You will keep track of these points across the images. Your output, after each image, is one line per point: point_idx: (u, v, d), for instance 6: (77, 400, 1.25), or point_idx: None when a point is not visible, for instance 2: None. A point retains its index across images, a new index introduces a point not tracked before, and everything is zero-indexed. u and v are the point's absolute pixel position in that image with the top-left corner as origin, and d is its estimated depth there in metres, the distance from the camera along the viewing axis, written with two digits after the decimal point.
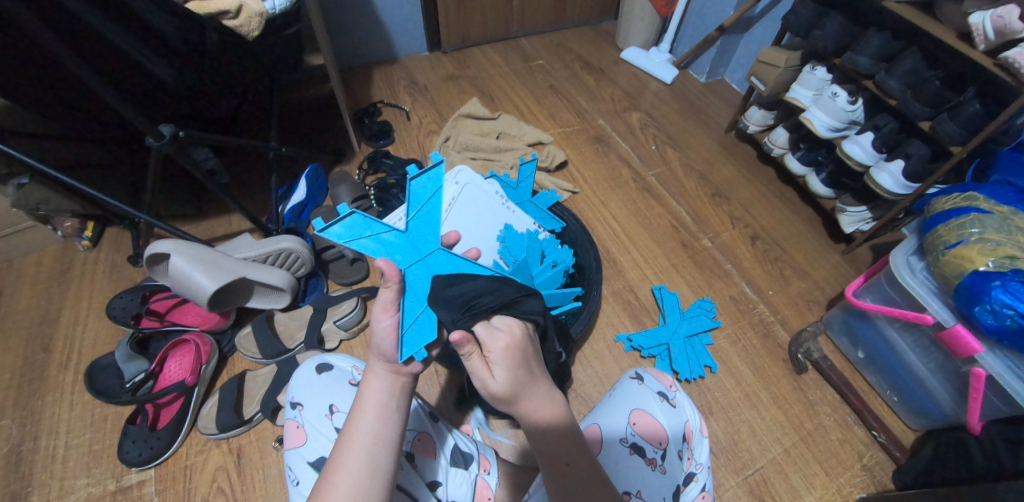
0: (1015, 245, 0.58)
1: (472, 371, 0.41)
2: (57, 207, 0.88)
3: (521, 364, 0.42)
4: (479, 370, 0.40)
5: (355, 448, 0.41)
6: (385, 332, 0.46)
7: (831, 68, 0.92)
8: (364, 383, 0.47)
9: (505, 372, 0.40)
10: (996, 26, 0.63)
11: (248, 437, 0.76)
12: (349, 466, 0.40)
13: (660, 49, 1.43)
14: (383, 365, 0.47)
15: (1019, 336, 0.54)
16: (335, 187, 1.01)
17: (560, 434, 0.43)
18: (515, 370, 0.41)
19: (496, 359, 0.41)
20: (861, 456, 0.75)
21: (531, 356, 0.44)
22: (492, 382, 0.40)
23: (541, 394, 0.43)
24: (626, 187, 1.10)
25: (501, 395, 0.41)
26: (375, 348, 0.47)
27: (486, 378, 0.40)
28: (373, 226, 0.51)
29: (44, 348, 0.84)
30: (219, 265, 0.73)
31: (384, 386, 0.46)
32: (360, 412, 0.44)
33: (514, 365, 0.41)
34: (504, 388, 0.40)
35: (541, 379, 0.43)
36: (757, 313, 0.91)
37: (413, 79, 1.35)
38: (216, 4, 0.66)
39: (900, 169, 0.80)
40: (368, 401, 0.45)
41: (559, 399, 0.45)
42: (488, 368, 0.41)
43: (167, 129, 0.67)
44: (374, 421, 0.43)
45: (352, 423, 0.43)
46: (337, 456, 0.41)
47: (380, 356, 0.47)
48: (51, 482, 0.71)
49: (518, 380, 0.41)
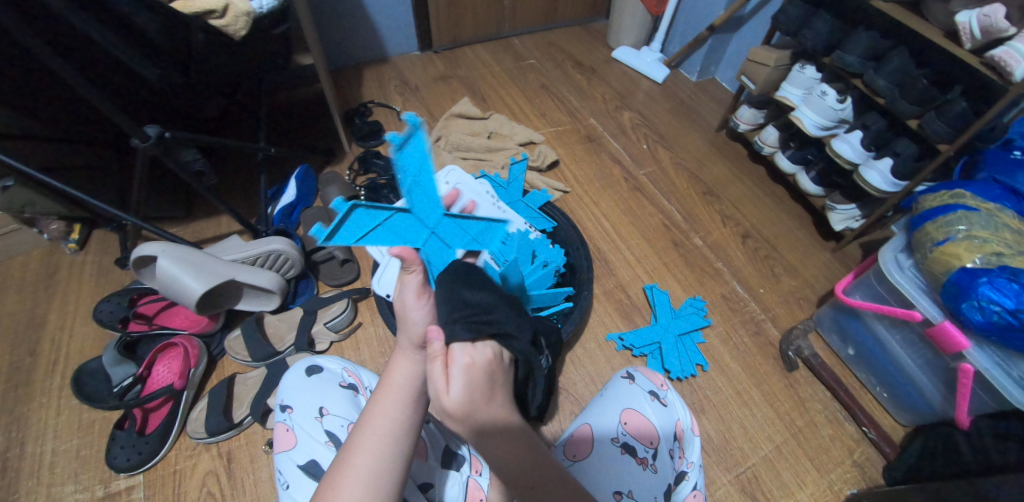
0: (1001, 242, 0.59)
1: (430, 378, 0.38)
2: (42, 209, 0.87)
3: (486, 384, 0.38)
4: (437, 379, 0.37)
5: (378, 432, 0.41)
6: (423, 317, 0.45)
7: (820, 66, 0.92)
8: (392, 361, 0.45)
9: (463, 388, 0.37)
10: (983, 25, 0.64)
11: (238, 441, 0.75)
12: (371, 450, 0.40)
13: (651, 49, 1.43)
14: (410, 343, 0.45)
15: (1006, 333, 0.55)
16: (325, 188, 1.00)
17: (523, 458, 0.40)
18: (475, 388, 0.37)
19: (455, 371, 0.37)
20: (852, 453, 0.75)
21: (500, 379, 0.40)
22: (446, 397, 0.36)
23: (502, 421, 0.38)
24: (617, 186, 1.10)
25: (454, 415, 0.36)
26: (406, 328, 0.45)
27: (441, 391, 0.36)
28: (371, 215, 0.49)
29: (30, 354, 0.82)
30: (208, 267, 0.73)
31: (410, 367, 0.44)
32: (385, 393, 0.43)
33: (476, 384, 0.37)
34: (459, 406, 0.36)
35: (505, 403, 0.39)
36: (748, 311, 0.91)
37: (404, 78, 1.35)
38: (203, 3, 0.65)
39: (888, 168, 0.81)
40: (394, 380, 0.44)
41: (523, 427, 0.41)
42: (446, 380, 0.37)
43: (153, 130, 0.66)
44: (398, 405, 0.42)
45: (377, 404, 0.43)
46: (358, 436, 0.41)
47: (412, 337, 0.45)
48: (38, 489, 0.70)
49: (476, 400, 0.37)
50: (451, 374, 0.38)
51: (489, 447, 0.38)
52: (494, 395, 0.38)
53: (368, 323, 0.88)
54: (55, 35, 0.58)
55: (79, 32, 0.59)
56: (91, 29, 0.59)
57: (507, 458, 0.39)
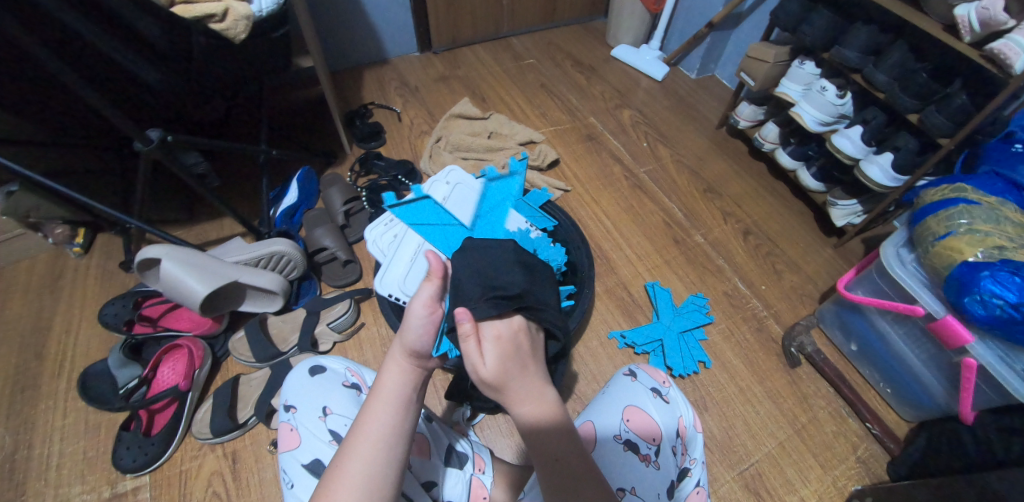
0: (1003, 235, 0.58)
1: (467, 354, 0.44)
2: (47, 214, 0.88)
3: (513, 353, 0.46)
4: (473, 354, 0.43)
5: (370, 439, 0.41)
6: (420, 328, 0.47)
7: (819, 62, 0.92)
8: (384, 369, 0.47)
9: (494, 358, 0.44)
10: (982, 18, 0.64)
11: (243, 441, 0.76)
12: (361, 455, 0.40)
13: (651, 46, 1.43)
14: (404, 351, 0.47)
15: (1009, 326, 0.54)
16: (327, 189, 1.02)
17: (551, 427, 0.44)
18: (504, 357, 0.44)
19: (486, 345, 0.45)
20: (855, 448, 0.75)
21: (525, 348, 0.47)
22: (483, 367, 0.43)
23: (532, 386, 0.44)
24: (618, 184, 1.10)
25: (490, 381, 0.44)
26: (401, 338, 0.47)
27: (478, 364, 0.43)
28: None
29: (36, 357, 0.83)
30: (212, 269, 0.73)
31: (400, 375, 0.46)
32: (376, 402, 0.44)
33: (503, 354, 0.45)
34: (494, 373, 0.43)
35: (534, 372, 0.45)
36: (750, 307, 0.91)
37: (404, 80, 1.35)
38: (202, 7, 0.64)
39: (889, 162, 0.81)
40: (385, 387, 0.45)
41: (554, 397, 0.45)
42: (480, 354, 0.44)
43: (155, 133, 0.66)
44: (390, 412, 0.43)
45: (365, 413, 0.43)
46: (352, 444, 0.41)
47: (405, 347, 0.47)
48: (46, 490, 0.70)
49: (506, 367, 0.44)
50: (482, 347, 0.45)
51: (521, 410, 0.44)
52: (524, 362, 0.45)
53: (371, 324, 0.88)
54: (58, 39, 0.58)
55: (79, 36, 0.60)
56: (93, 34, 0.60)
57: (537, 424, 0.43)
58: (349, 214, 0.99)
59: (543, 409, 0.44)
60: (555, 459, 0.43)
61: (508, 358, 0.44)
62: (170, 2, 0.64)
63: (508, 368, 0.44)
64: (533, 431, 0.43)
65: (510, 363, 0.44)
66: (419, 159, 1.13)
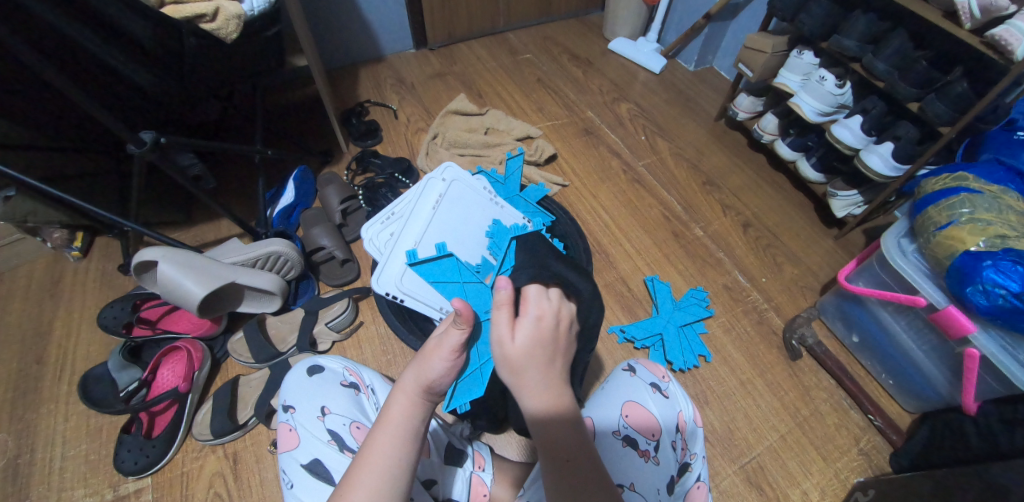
0: (1005, 224, 0.58)
1: (497, 325, 0.45)
2: (44, 218, 0.88)
3: (547, 342, 0.44)
4: (504, 325, 0.44)
5: (378, 469, 0.40)
6: (441, 366, 0.45)
7: (818, 51, 0.91)
8: (392, 397, 0.45)
9: (524, 339, 0.43)
10: (983, 4, 0.63)
11: (243, 441, 0.76)
12: (366, 486, 0.39)
13: (648, 39, 1.42)
14: (418, 383, 0.45)
15: (1012, 316, 0.54)
16: (323, 188, 1.00)
17: (561, 421, 0.42)
18: (535, 340, 0.43)
19: (522, 324, 0.45)
20: (858, 441, 0.75)
21: (561, 340, 0.46)
22: (510, 343, 0.43)
23: (552, 380, 0.43)
24: (616, 179, 1.10)
25: (514, 359, 0.43)
26: (416, 365, 0.45)
27: (506, 338, 0.43)
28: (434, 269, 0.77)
29: (37, 361, 0.83)
30: (209, 271, 0.73)
31: (411, 406, 0.44)
32: (384, 431, 0.43)
33: (537, 339, 0.44)
34: (521, 352, 0.43)
35: (559, 367, 0.44)
36: (751, 300, 0.90)
37: (400, 77, 1.34)
38: (192, 7, 0.65)
39: (890, 151, 0.80)
40: (394, 416, 0.44)
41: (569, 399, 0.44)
42: (511, 330, 0.44)
43: (148, 136, 0.66)
44: (399, 441, 0.42)
45: (373, 440, 0.42)
46: (358, 474, 0.40)
47: (420, 380, 0.45)
48: (49, 493, 0.71)
49: (533, 352, 0.43)
50: (516, 323, 0.45)
51: (532, 400, 0.43)
52: (556, 349, 0.44)
53: (370, 322, 0.88)
54: (46, 41, 0.58)
55: (72, 42, 0.59)
56: (83, 37, 0.59)
57: (551, 414, 0.42)
58: (346, 212, 0.99)
59: (561, 405, 0.43)
60: (566, 457, 0.41)
61: (539, 345, 0.43)
62: (160, 4, 0.65)
63: (541, 350, 0.43)
64: (543, 419, 0.42)
65: (539, 346, 0.43)
66: (416, 156, 1.13)
